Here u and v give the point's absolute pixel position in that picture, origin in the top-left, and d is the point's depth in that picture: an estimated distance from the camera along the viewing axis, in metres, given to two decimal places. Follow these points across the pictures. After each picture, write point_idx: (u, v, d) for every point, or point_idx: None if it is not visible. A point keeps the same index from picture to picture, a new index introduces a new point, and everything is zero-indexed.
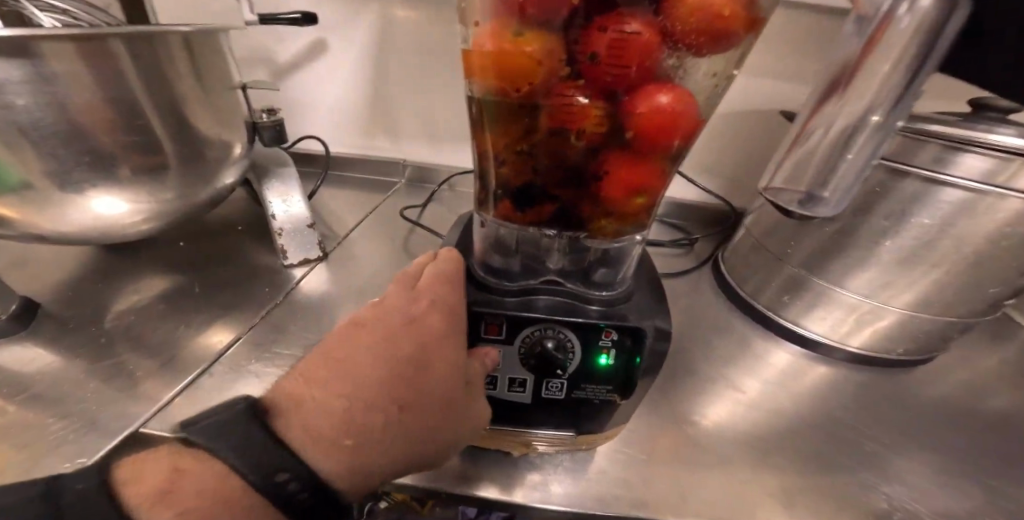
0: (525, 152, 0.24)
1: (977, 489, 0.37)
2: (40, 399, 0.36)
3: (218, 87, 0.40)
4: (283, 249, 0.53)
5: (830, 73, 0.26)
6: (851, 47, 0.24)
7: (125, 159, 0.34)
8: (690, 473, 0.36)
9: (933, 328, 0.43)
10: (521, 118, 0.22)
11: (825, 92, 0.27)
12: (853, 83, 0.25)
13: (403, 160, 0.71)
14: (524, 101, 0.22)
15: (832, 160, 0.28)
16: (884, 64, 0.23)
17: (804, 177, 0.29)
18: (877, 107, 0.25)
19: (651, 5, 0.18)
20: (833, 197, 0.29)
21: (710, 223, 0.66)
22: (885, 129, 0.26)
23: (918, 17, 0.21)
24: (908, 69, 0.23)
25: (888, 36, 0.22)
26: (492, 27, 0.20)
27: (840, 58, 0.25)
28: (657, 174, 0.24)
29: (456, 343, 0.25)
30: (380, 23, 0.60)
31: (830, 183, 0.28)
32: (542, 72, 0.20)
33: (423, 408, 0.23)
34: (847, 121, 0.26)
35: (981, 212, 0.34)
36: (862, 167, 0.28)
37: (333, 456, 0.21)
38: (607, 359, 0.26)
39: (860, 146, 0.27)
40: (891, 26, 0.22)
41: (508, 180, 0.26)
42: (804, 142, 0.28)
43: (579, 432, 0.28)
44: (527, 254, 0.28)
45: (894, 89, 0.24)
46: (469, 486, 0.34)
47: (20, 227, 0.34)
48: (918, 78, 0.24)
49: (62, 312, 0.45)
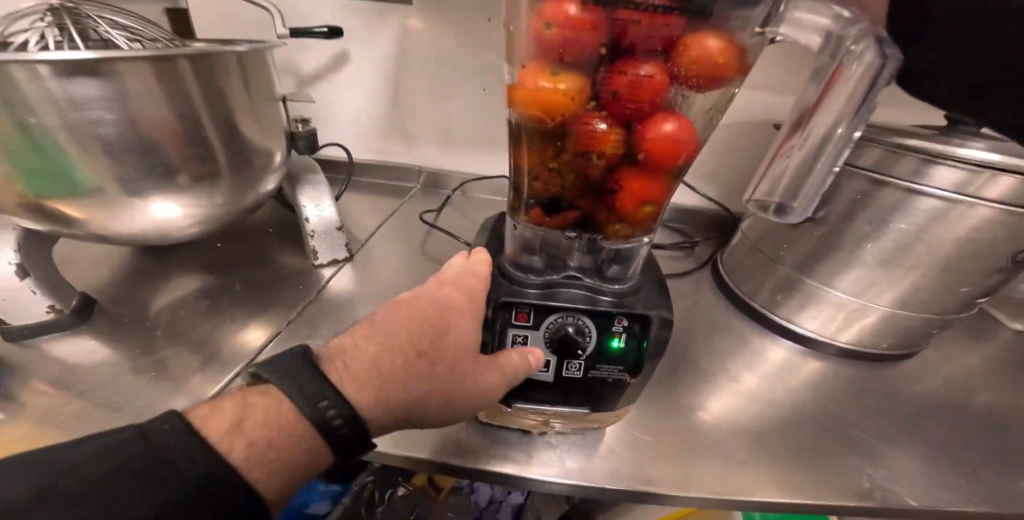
0: (553, 169, 0.28)
1: (951, 472, 0.41)
2: (105, 386, 0.40)
3: (261, 101, 0.44)
4: (313, 250, 0.57)
5: (801, 106, 0.30)
6: (816, 88, 0.29)
7: (185, 169, 0.38)
8: (690, 454, 0.40)
9: (915, 324, 0.47)
10: (551, 142, 0.26)
11: (797, 119, 0.30)
12: (818, 112, 0.29)
13: (419, 167, 0.76)
14: (555, 128, 0.25)
15: (801, 176, 0.31)
16: (842, 96, 0.27)
17: (780, 190, 0.32)
18: (835, 124, 0.28)
19: (663, 54, 0.23)
20: (802, 206, 0.32)
21: (710, 227, 0.70)
22: (846, 144, 0.28)
23: (866, 64, 0.26)
24: (859, 98, 0.27)
25: (842, 78, 0.27)
26: (533, 68, 0.24)
27: (808, 94, 0.29)
28: (662, 188, 0.28)
29: (475, 314, 0.29)
30: (400, 38, 0.64)
31: (800, 194, 0.31)
32: (573, 104, 0.24)
33: (444, 365, 0.27)
34: (812, 140, 0.29)
35: (953, 219, 0.38)
36: (824, 177, 0.30)
37: (366, 393, 0.25)
38: (619, 343, 0.30)
39: (825, 159, 0.29)
40: (843, 72, 0.27)
41: (537, 192, 0.30)
42: (780, 160, 0.32)
43: (594, 409, 0.32)
44: (550, 254, 0.32)
45: (847, 111, 0.27)
46: (492, 463, 0.37)
47: (91, 229, 0.38)
48: (869, 99, 0.27)
49: (114, 308, 0.49)
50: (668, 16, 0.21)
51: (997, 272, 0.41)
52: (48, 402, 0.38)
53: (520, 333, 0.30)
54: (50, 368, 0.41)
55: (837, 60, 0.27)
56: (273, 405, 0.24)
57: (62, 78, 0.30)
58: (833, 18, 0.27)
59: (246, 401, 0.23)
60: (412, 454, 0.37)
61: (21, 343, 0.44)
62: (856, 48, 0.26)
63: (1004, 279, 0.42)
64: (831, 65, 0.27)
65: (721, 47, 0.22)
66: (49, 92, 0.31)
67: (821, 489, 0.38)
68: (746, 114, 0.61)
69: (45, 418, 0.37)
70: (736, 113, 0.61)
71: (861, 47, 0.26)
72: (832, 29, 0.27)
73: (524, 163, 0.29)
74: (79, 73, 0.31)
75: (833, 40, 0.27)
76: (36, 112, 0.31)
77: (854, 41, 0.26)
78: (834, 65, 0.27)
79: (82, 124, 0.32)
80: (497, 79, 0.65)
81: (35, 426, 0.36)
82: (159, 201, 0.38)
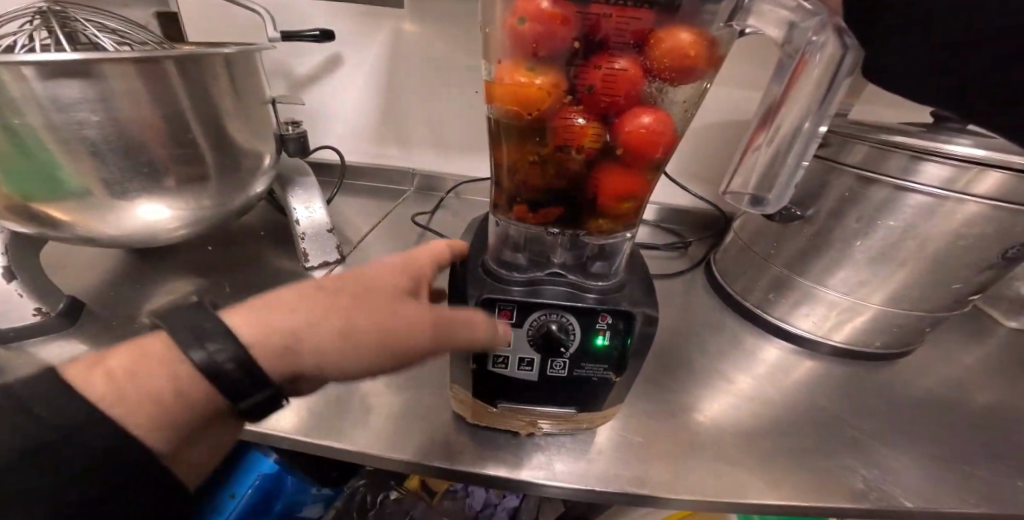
0: (533, 164, 0.28)
1: (945, 471, 0.41)
2: None
3: (251, 102, 0.44)
4: (304, 253, 0.57)
5: (768, 101, 0.30)
6: (781, 82, 0.29)
7: (172, 170, 0.38)
8: (680, 455, 0.39)
9: (907, 322, 0.46)
10: (530, 137, 0.27)
11: (765, 113, 0.30)
12: (786, 104, 0.29)
13: (412, 170, 0.76)
14: (533, 124, 0.26)
15: (775, 165, 0.30)
16: (808, 87, 0.27)
17: (752, 184, 0.31)
18: (804, 117, 0.28)
19: (636, 48, 0.24)
20: (776, 199, 0.31)
21: (704, 227, 0.70)
22: (813, 136, 0.28)
23: (828, 55, 0.25)
24: (824, 88, 0.27)
25: (807, 70, 0.27)
26: (507, 65, 0.25)
27: (774, 89, 0.29)
28: (643, 183, 0.29)
29: (394, 270, 0.30)
30: (391, 40, 0.64)
31: (773, 188, 0.31)
32: (549, 99, 0.24)
33: (353, 304, 0.26)
34: (782, 135, 0.29)
35: (942, 215, 0.38)
36: (795, 170, 0.30)
37: (268, 329, 0.24)
38: (603, 340, 0.29)
39: (795, 153, 0.29)
40: (807, 62, 0.27)
41: (518, 190, 0.30)
42: (751, 155, 0.31)
43: (580, 409, 0.33)
44: (533, 251, 0.32)
45: (813, 102, 0.27)
46: (481, 464, 0.37)
47: (77, 231, 0.38)
48: (834, 88, 0.26)
49: (103, 311, 0.49)
50: (638, 9, 0.22)
51: (987, 269, 0.41)
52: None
53: None
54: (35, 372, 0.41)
55: (800, 53, 0.27)
56: (164, 344, 0.23)
57: (47, 79, 0.30)
58: (795, 8, 0.26)
59: (139, 346, 0.23)
60: (400, 456, 0.37)
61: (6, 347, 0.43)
62: (817, 38, 0.25)
63: (995, 276, 0.42)
64: (794, 58, 0.27)
65: (691, 40, 0.23)
66: (34, 92, 0.31)
67: (813, 488, 0.38)
68: (737, 113, 0.61)
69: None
70: (727, 112, 0.61)
71: (823, 38, 0.25)
72: (794, 20, 0.26)
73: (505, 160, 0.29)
74: (65, 74, 0.31)
75: (794, 31, 0.26)
76: (21, 113, 0.31)
77: (815, 31, 0.26)
78: (797, 58, 0.27)
79: (67, 125, 0.32)
80: None
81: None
82: (146, 203, 0.38)
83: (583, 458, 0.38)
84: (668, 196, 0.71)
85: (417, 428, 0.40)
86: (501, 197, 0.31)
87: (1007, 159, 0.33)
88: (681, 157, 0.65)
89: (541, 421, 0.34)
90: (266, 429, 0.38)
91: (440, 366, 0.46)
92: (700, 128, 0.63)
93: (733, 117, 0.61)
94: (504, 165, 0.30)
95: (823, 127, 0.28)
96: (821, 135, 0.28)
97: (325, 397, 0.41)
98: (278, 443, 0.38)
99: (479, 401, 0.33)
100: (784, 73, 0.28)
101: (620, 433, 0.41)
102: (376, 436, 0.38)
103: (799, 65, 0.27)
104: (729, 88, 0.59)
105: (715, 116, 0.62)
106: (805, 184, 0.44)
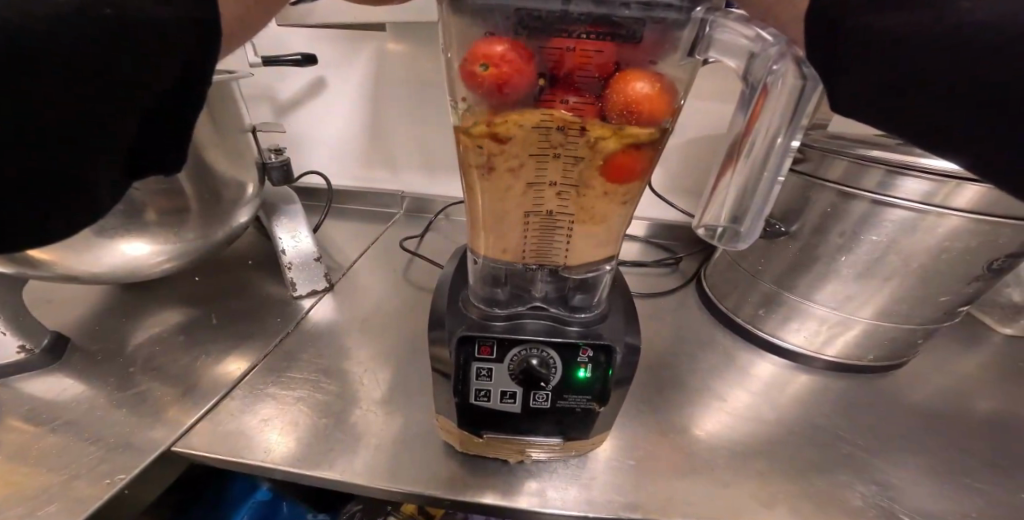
0: (501, 193, 0.28)
1: (948, 485, 0.40)
2: (76, 421, 0.39)
3: (230, 131, 0.45)
4: (293, 281, 0.56)
5: (735, 129, 0.27)
6: (746, 111, 0.26)
7: (151, 204, 0.38)
8: (675, 479, 0.38)
9: (899, 334, 0.46)
10: (497, 167, 0.27)
11: (734, 139, 0.27)
12: (752, 133, 0.26)
13: (401, 192, 0.76)
14: (499, 152, 0.26)
15: (747, 196, 0.27)
16: (775, 113, 0.24)
17: (725, 215, 0.29)
18: (774, 136, 0.25)
19: (600, 88, 0.25)
20: (750, 229, 0.28)
21: (693, 243, 0.70)
22: (787, 152, 0.25)
23: (788, 87, 0.22)
24: (791, 111, 0.24)
25: (770, 100, 0.24)
26: (474, 107, 0.25)
27: (740, 117, 0.26)
28: (619, 211, 0.29)
29: None
30: (375, 66, 0.65)
31: (747, 216, 0.28)
32: (518, 136, 0.25)
33: None
34: (752, 160, 0.26)
35: (923, 229, 0.38)
36: (768, 193, 0.27)
37: None
38: (585, 372, 0.29)
39: (769, 173, 0.26)
40: (768, 94, 0.23)
41: (496, 226, 0.30)
42: (721, 184, 0.29)
43: (566, 438, 0.32)
44: (515, 285, 0.32)
45: (782, 124, 0.24)
46: (470, 493, 0.36)
47: (56, 269, 0.37)
48: (800, 111, 0.24)
49: (88, 345, 0.49)
50: (600, 41, 0.23)
51: (974, 280, 0.41)
52: (15, 442, 0.37)
53: (483, 367, 0.29)
54: (19, 408, 0.40)
55: (761, 82, 0.24)
56: None
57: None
58: (753, 38, 0.23)
59: None
60: (387, 488, 0.36)
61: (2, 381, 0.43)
62: (777, 68, 0.22)
63: (982, 287, 0.42)
64: (755, 88, 0.24)
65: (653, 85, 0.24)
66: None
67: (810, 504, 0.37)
68: (720, 129, 0.61)
69: (13, 457, 0.36)
70: (709, 127, 0.61)
71: (782, 68, 0.22)
72: (754, 50, 0.23)
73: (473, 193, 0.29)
74: None
75: (754, 61, 0.23)
76: None
77: (773, 60, 0.23)
78: (758, 88, 0.24)
79: None
80: None
81: (5, 464, 0.35)
82: (129, 235, 0.38)
83: (576, 486, 0.37)
84: (656, 212, 0.71)
85: (404, 458, 0.39)
86: (475, 231, 0.31)
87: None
88: (667, 173, 0.66)
89: (530, 452, 0.33)
90: (253, 460, 0.37)
91: (428, 394, 0.45)
92: (682, 145, 0.64)
93: (716, 132, 0.61)
94: (475, 203, 0.29)
95: (796, 142, 0.25)
96: (795, 150, 0.25)
97: (312, 428, 0.40)
98: (266, 475, 0.37)
99: (465, 432, 0.33)
100: (749, 101, 0.25)
101: (614, 458, 0.40)
102: (362, 469, 0.37)
103: (762, 92, 0.24)
104: (711, 103, 0.59)
105: (697, 132, 0.62)
106: (788, 200, 0.45)
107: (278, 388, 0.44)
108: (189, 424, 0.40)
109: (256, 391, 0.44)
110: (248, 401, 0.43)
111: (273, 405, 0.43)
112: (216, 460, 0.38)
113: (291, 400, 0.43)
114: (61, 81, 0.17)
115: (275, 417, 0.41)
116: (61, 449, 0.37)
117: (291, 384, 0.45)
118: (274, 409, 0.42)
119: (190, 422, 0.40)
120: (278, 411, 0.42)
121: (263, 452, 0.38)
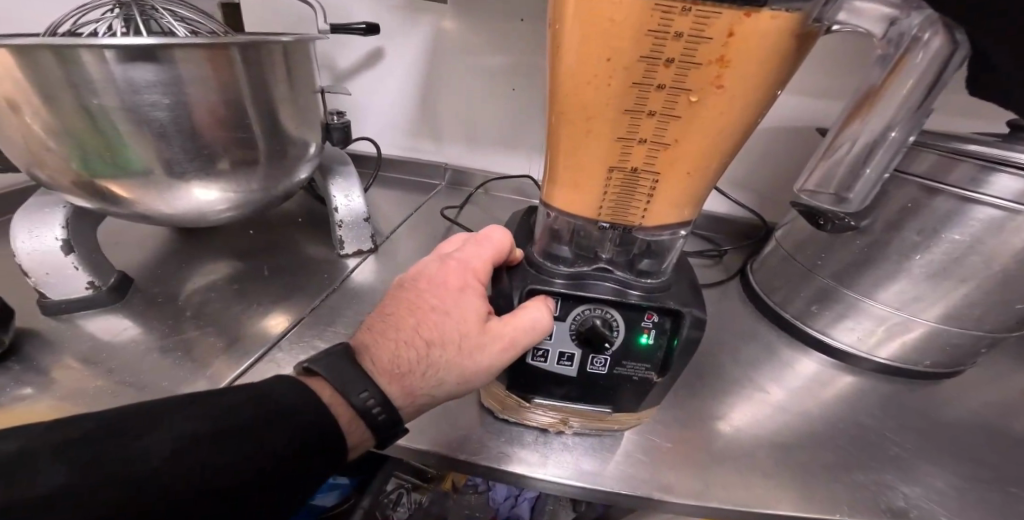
0: (588, 132, 0.28)
1: (1001, 497, 0.38)
2: (136, 361, 0.41)
3: (304, 89, 0.45)
4: (341, 240, 0.58)
5: (860, 93, 0.29)
6: (881, 72, 0.28)
7: (226, 154, 0.39)
8: (657, 498, 0.35)
9: (964, 340, 0.44)
10: (590, 106, 0.27)
11: (857, 100, 0.29)
12: (878, 107, 0.28)
13: (445, 163, 0.76)
14: (595, 91, 0.26)
15: (856, 169, 0.30)
16: (910, 80, 0.27)
17: (834, 185, 0.32)
18: (891, 125, 0.28)
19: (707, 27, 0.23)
20: (859, 197, 0.31)
21: (740, 235, 0.69)
22: (900, 146, 0.29)
23: (936, 50, 0.25)
24: (930, 82, 0.26)
25: (906, 68, 0.26)
26: (570, 44, 0.25)
27: (872, 78, 0.28)
28: (710, 163, 0.29)
29: None
30: (435, 37, 0.65)
31: (854, 186, 0.31)
32: (615, 73, 0.25)
33: None
34: (869, 137, 0.29)
35: (1010, 230, 0.36)
36: (876, 182, 0.31)
37: None
38: (647, 338, 0.33)
39: (883, 157, 0.30)
40: (909, 59, 0.26)
41: (579, 169, 0.31)
42: (831, 153, 0.31)
43: (615, 408, 0.35)
44: (583, 245, 0.36)
45: (916, 98, 0.27)
46: (506, 464, 0.36)
47: (132, 206, 0.39)
48: (942, 81, 0.26)
49: (148, 288, 0.51)
50: None
51: None
52: (76, 375, 0.39)
53: None
54: (82, 344, 0.43)
55: (902, 46, 0.26)
56: None
57: (124, 62, 0.31)
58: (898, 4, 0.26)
59: None
60: (422, 448, 0.36)
61: (56, 318, 0.45)
62: (926, 34, 0.25)
63: None
64: (895, 52, 0.26)
65: (764, 27, 0.22)
66: (89, 78, 0.31)
67: None
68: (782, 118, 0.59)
69: (74, 390, 0.38)
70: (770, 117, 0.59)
71: (930, 34, 0.25)
72: (895, 16, 0.26)
73: (562, 133, 0.29)
74: (140, 57, 0.32)
75: (892, 28, 0.26)
76: (96, 93, 0.32)
77: (923, 27, 0.25)
78: (897, 55, 0.26)
79: (132, 109, 0.33)
80: (528, 77, 0.65)
81: (63, 403, 0.36)
82: (144, 198, 0.38)
83: (571, 475, 0.36)
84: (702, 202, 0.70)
85: (442, 421, 0.39)
86: (558, 177, 0.32)
87: (1009, 155, 0.33)
88: None
89: (535, 407, 0.36)
90: (375, 436, 0.29)
91: None
92: None
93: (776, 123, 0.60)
94: (560, 142, 0.30)
95: (911, 137, 0.29)
96: (908, 145, 0.29)
97: None
98: None
99: (514, 396, 0.36)
100: (885, 64, 0.27)
101: (617, 481, 0.35)
102: (414, 424, 0.38)
103: (750, 67, 0.24)
104: None
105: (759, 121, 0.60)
106: None
107: (399, 368, 0.29)
108: (373, 384, 0.28)
109: (385, 375, 0.29)
110: (381, 385, 0.29)
111: (383, 390, 0.28)
112: (364, 429, 0.29)
113: (430, 384, 0.30)
114: (267, 111, 0.41)
115: (411, 406, 0.30)
116: (136, 421, 0.24)
117: (399, 354, 0.30)
118: (399, 399, 0.29)
119: (327, 400, 0.28)
120: (406, 400, 0.30)
121: (381, 420, 0.28)
